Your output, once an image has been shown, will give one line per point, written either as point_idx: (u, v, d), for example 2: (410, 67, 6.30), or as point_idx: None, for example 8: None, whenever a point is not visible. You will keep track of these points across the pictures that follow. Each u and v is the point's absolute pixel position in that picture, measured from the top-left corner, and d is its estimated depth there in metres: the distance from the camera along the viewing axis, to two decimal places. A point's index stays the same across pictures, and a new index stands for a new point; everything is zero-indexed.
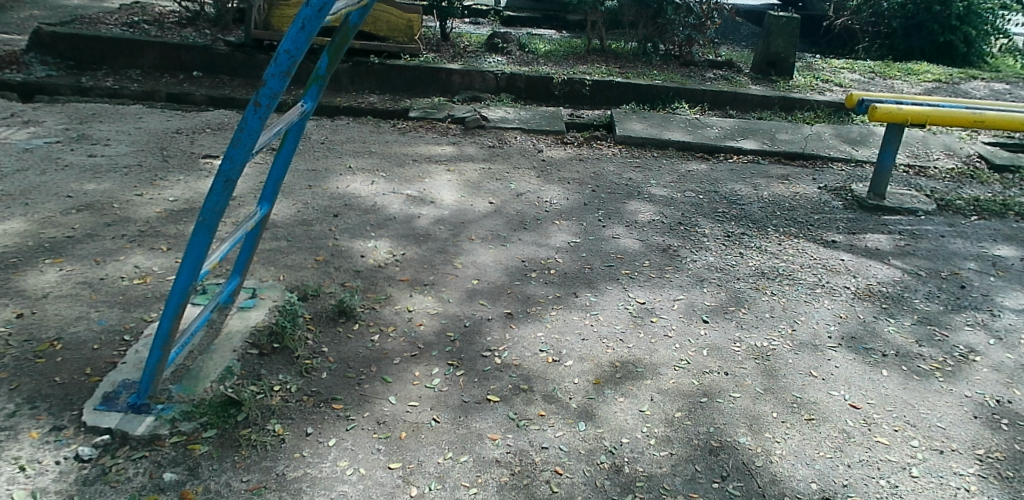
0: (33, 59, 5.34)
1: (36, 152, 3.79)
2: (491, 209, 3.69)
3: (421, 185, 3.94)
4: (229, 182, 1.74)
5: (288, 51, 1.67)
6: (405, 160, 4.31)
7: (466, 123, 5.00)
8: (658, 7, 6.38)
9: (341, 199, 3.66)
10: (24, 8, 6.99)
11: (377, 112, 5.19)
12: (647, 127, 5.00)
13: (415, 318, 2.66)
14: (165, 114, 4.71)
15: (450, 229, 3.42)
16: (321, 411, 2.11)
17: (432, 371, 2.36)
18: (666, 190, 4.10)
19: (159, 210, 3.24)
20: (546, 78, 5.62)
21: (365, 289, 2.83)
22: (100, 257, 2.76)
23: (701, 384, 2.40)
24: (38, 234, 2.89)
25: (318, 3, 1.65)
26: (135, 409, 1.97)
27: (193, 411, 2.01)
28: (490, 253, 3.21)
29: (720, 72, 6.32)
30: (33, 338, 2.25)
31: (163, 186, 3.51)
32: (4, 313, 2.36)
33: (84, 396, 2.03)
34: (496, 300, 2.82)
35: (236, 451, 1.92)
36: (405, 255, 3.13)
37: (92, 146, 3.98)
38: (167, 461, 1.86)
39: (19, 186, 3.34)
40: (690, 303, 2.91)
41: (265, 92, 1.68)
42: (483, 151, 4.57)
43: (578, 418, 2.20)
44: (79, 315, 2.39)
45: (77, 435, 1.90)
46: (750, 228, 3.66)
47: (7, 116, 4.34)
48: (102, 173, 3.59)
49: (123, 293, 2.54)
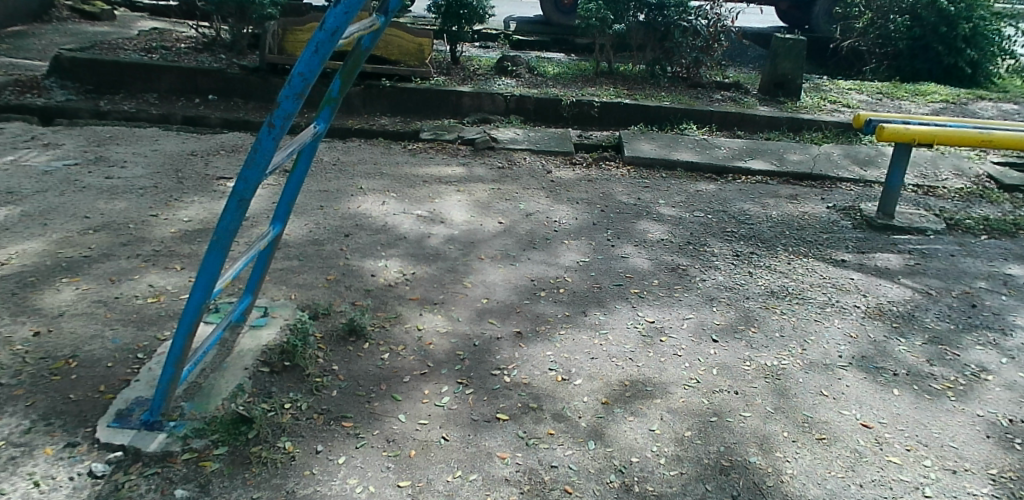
0: (53, 83, 5.46)
1: (55, 175, 3.85)
2: (500, 229, 3.71)
3: (432, 205, 3.98)
4: (243, 201, 1.78)
5: (302, 73, 1.71)
6: (416, 181, 4.35)
7: (476, 144, 5.05)
8: (665, 30, 6.45)
9: (353, 219, 3.70)
10: (46, 35, 7.17)
11: (388, 134, 5.25)
12: (656, 148, 5.03)
13: (425, 337, 2.67)
14: (181, 137, 4.79)
15: (461, 249, 3.45)
16: (331, 428, 2.13)
17: (441, 389, 2.37)
18: (675, 210, 4.11)
19: (173, 230, 3.29)
20: (555, 101, 5.68)
21: (375, 307, 2.85)
22: (116, 277, 2.80)
23: (711, 403, 2.40)
24: (56, 254, 2.94)
25: (331, 26, 1.69)
26: (147, 426, 1.99)
27: (204, 428, 2.02)
28: (500, 272, 3.23)
29: (728, 94, 6.36)
30: (49, 356, 2.28)
31: (178, 207, 3.56)
32: (22, 331, 2.40)
33: (97, 413, 2.06)
34: (505, 319, 2.84)
35: (247, 468, 1.93)
36: (415, 274, 3.15)
37: (109, 168, 4.04)
38: (178, 478, 1.88)
39: (38, 207, 3.40)
40: (699, 322, 2.91)
41: (279, 113, 1.71)
42: (492, 172, 4.61)
43: (588, 437, 2.20)
44: (95, 333, 2.42)
45: (91, 451, 1.93)
46: (759, 248, 3.66)
47: (27, 139, 4.43)
48: (119, 195, 3.65)
49: (137, 312, 2.57)
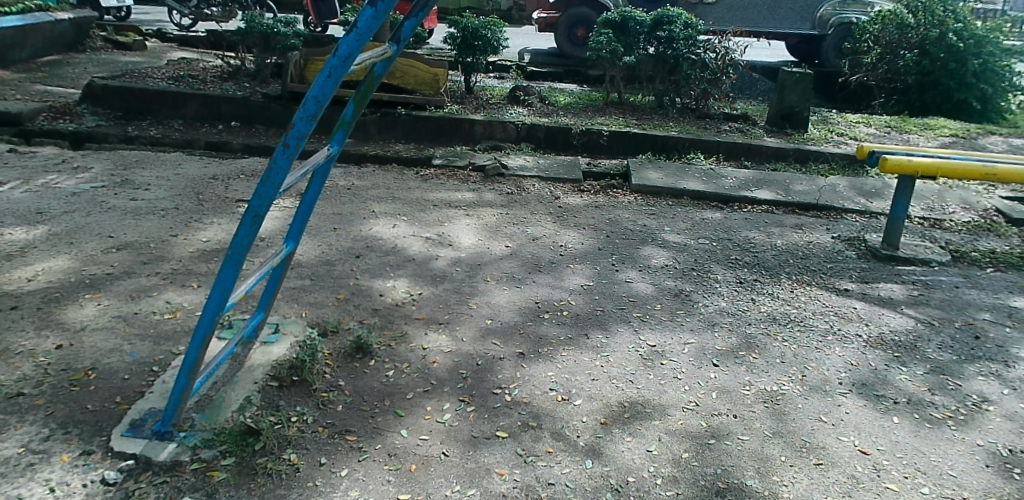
0: (83, 109, 5.66)
1: (82, 196, 3.98)
2: (507, 252, 3.78)
3: (441, 228, 4.06)
4: (257, 217, 1.86)
5: (316, 97, 1.80)
6: (426, 205, 4.45)
7: (485, 171, 5.14)
8: (674, 62, 6.57)
9: (364, 241, 3.79)
10: (81, 63, 7.42)
11: (401, 160, 5.37)
12: (664, 177, 5.11)
13: (429, 356, 2.72)
14: (202, 161, 4.93)
15: (467, 270, 3.52)
16: (335, 442, 2.18)
17: (443, 406, 2.42)
18: (681, 237, 4.17)
19: (192, 250, 3.39)
20: (565, 129, 5.79)
21: (381, 326, 2.92)
22: (135, 294, 2.89)
23: (709, 425, 2.43)
24: (81, 271, 3.04)
25: (344, 53, 1.78)
26: (159, 436, 2.03)
27: (214, 439, 2.06)
28: (505, 294, 3.29)
29: (736, 125, 6.44)
30: (69, 367, 2.34)
31: (197, 228, 3.67)
32: (45, 344, 2.47)
33: (112, 423, 2.11)
34: (508, 339, 2.89)
35: (252, 479, 1.98)
36: (422, 295, 3.22)
37: (133, 190, 4.17)
38: (187, 487, 1.92)
39: (65, 226, 3.52)
40: (701, 346, 2.95)
41: (293, 134, 1.80)
42: (501, 197, 4.70)
43: (585, 456, 2.24)
44: (114, 346, 2.49)
45: (104, 459, 1.98)
46: (763, 275, 3.70)
47: (58, 162, 4.59)
48: (142, 215, 3.77)
49: (155, 326, 2.65)
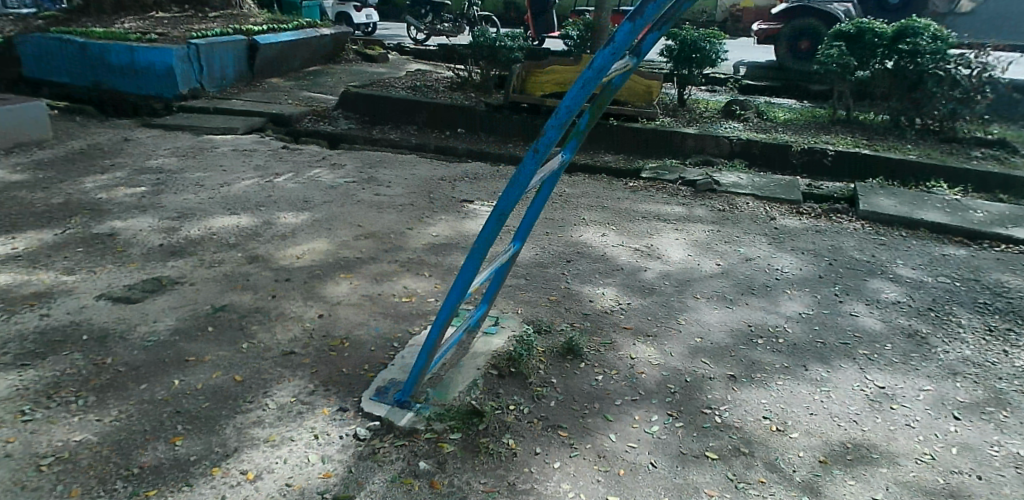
0: (338, 114, 6.43)
1: (337, 189, 4.51)
2: (718, 271, 3.70)
3: (650, 241, 4.06)
4: (503, 216, 2.01)
5: (568, 106, 1.91)
6: (636, 216, 4.47)
7: (697, 186, 5.05)
8: (916, 78, 5.99)
9: (576, 246, 3.91)
10: (335, 73, 8.40)
11: (611, 171, 5.44)
12: (897, 205, 4.68)
13: (638, 366, 2.74)
14: (433, 164, 5.35)
15: (677, 285, 3.50)
16: (549, 435, 2.26)
17: (651, 417, 2.43)
18: (916, 272, 3.80)
19: (425, 242, 3.71)
20: (784, 147, 5.53)
21: (592, 331, 2.98)
22: (378, 277, 3.23)
23: (948, 483, 2.21)
24: (337, 253, 3.45)
25: (598, 66, 1.87)
26: (400, 404, 2.22)
27: (444, 414, 2.20)
28: (716, 314, 3.22)
29: (988, 151, 5.73)
30: (328, 334, 2.66)
31: (428, 223, 3.99)
32: (309, 312, 2.81)
33: (361, 387, 2.33)
34: (719, 360, 2.83)
35: (476, 456, 2.09)
36: (631, 305, 3.25)
37: (377, 187, 4.64)
38: (421, 453, 2.06)
39: (324, 213, 4.01)
40: (939, 395, 2.68)
41: (544, 141, 1.93)
42: (713, 214, 4.59)
43: (801, 492, 2.13)
44: (362, 321, 2.80)
45: (355, 417, 2.18)
46: (1019, 325, 3.27)
47: (318, 158, 5.23)
48: (384, 209, 4.19)
49: (394, 307, 2.94)
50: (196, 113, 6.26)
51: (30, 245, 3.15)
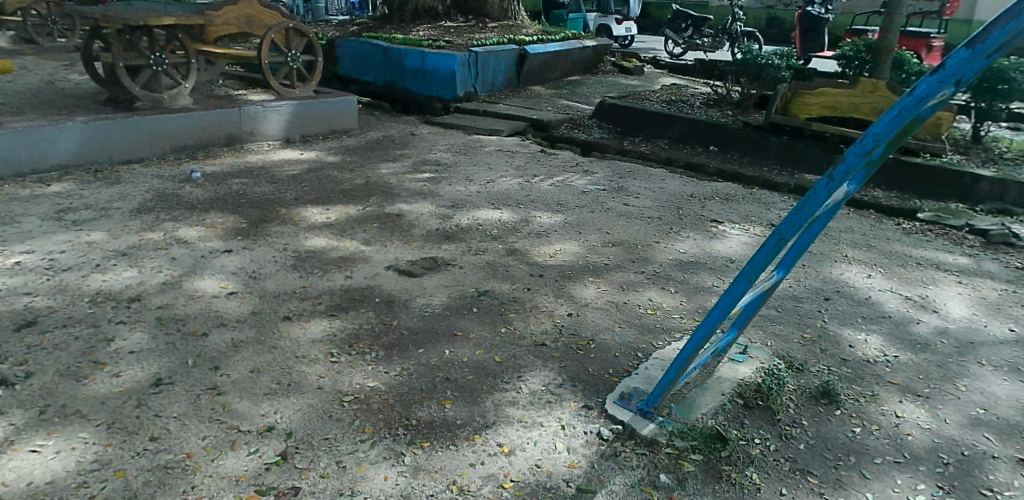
0: (594, 123, 6.61)
1: (590, 195, 4.63)
2: (1010, 337, 3.20)
3: (924, 290, 3.65)
4: (782, 240, 1.94)
5: (877, 135, 1.81)
6: (908, 261, 4.04)
7: (988, 236, 4.41)
8: None
9: (835, 284, 3.63)
10: (595, 83, 8.63)
11: (881, 209, 4.96)
12: None
13: (904, 425, 2.46)
14: (683, 180, 5.24)
15: (955, 345, 3.09)
16: (796, 478, 2.11)
17: (917, 486, 2.16)
18: None
19: (671, 258, 3.60)
20: None
21: (852, 379, 2.75)
22: (624, 286, 3.19)
23: None
24: (588, 257, 3.53)
25: (920, 93, 1.74)
26: (642, 414, 2.22)
27: (687, 432, 2.17)
28: (1005, 386, 2.79)
29: None
30: (576, 333, 2.71)
31: (676, 239, 3.89)
32: (560, 309, 2.90)
33: (606, 389, 2.36)
34: (1007, 438, 2.45)
35: (717, 482, 2.03)
36: (898, 358, 2.94)
37: (627, 197, 4.69)
38: (661, 465, 2.05)
39: (577, 217, 4.15)
40: None
41: (841, 168, 1.85)
42: (1007, 270, 3.98)
43: None
44: (608, 326, 2.79)
45: (600, 417, 2.24)
46: None
47: (572, 164, 5.41)
48: (633, 220, 4.20)
49: (639, 319, 2.88)
50: (468, 114, 6.84)
51: (339, 216, 3.67)
